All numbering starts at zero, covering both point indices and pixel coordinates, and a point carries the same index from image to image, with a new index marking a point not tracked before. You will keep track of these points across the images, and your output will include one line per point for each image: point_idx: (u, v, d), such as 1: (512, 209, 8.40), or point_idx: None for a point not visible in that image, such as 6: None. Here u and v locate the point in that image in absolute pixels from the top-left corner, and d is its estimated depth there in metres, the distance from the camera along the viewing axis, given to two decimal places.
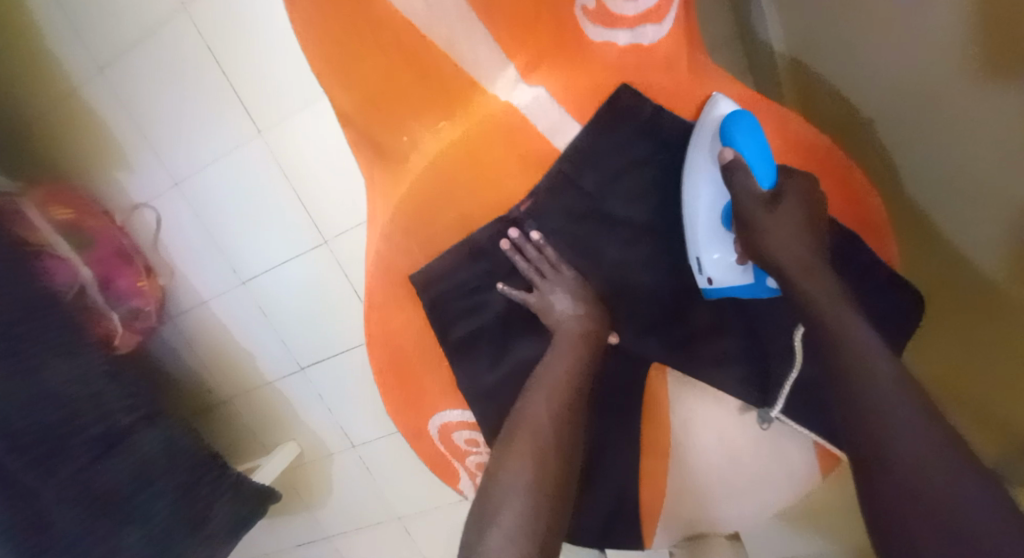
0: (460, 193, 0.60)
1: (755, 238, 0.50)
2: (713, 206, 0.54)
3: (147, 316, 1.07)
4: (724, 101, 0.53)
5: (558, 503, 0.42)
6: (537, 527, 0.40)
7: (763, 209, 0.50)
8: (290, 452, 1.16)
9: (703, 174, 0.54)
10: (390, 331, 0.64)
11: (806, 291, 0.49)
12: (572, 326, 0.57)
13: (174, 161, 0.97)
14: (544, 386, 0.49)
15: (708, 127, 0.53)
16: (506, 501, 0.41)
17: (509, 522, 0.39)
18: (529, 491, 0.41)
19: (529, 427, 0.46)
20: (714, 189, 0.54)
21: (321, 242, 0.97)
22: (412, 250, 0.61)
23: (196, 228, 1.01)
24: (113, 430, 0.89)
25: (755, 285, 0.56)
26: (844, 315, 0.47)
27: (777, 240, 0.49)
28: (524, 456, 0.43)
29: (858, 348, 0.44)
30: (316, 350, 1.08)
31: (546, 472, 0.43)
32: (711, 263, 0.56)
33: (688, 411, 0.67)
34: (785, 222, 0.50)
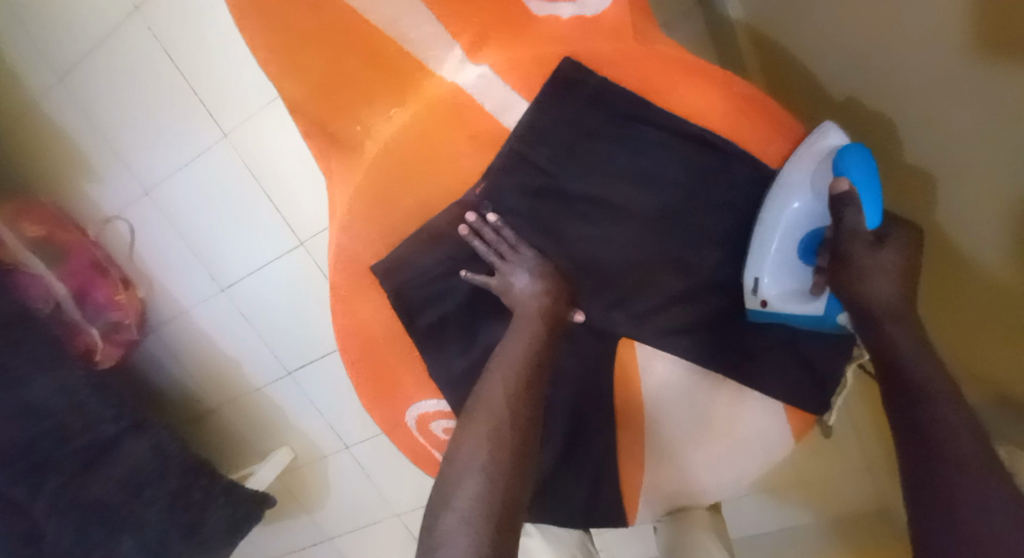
0: (420, 178, 0.60)
1: (848, 274, 0.50)
2: (794, 234, 0.53)
3: (128, 329, 1.05)
4: (834, 134, 0.53)
5: (518, 482, 0.42)
6: (493, 505, 0.40)
7: (863, 247, 0.49)
8: (285, 456, 1.16)
9: (799, 196, 0.53)
10: (360, 323, 0.64)
11: (889, 331, 0.48)
12: (533, 308, 0.57)
13: (144, 171, 0.96)
14: (503, 368, 0.49)
15: (818, 153, 0.53)
16: (462, 480, 0.41)
17: (465, 504, 0.39)
18: (485, 471, 0.41)
19: (487, 407, 0.46)
20: (807, 220, 0.53)
21: (297, 244, 0.97)
22: (373, 241, 0.61)
23: (172, 237, 1.01)
24: (101, 439, 0.88)
25: (823, 315, 0.56)
26: (924, 361, 0.46)
27: (876, 281, 0.49)
28: (479, 438, 0.43)
29: (926, 376, 0.45)
30: (300, 352, 1.08)
31: (503, 447, 0.43)
32: (774, 287, 0.55)
33: (662, 386, 0.67)
34: (882, 265, 0.49)
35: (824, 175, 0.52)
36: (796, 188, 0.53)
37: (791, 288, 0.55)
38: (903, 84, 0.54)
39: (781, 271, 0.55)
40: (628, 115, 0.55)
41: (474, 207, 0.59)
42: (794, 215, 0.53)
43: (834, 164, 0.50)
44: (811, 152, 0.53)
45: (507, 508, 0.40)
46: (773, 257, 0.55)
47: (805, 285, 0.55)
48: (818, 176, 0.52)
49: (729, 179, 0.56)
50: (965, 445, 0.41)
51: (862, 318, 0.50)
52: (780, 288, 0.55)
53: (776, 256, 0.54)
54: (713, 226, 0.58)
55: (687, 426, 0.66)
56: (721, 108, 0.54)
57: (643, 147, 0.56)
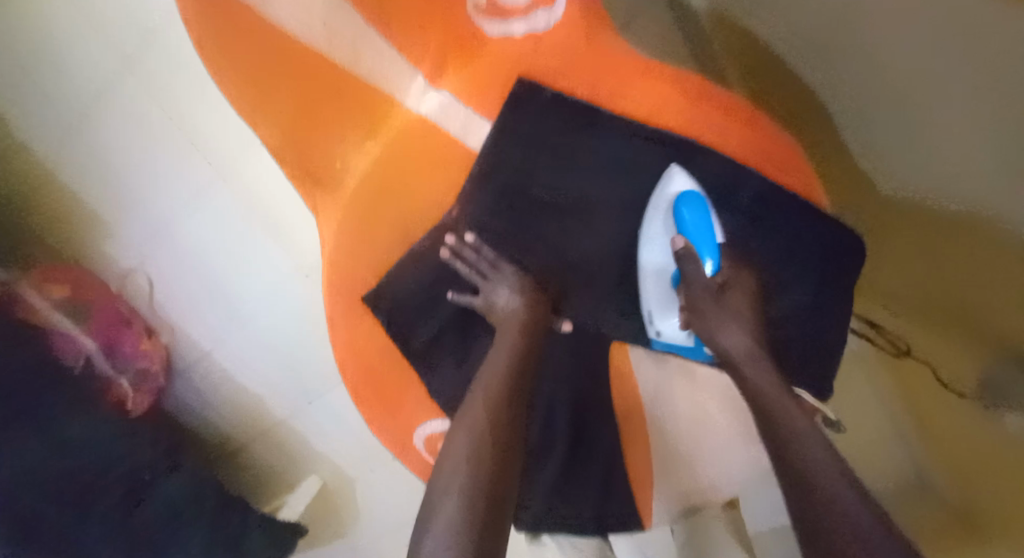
0: (392, 204, 0.61)
1: (707, 319, 0.54)
2: (660, 274, 0.60)
3: (155, 376, 1.09)
4: (677, 175, 0.57)
5: (499, 494, 0.44)
6: (472, 519, 0.41)
7: (711, 305, 0.54)
8: (313, 484, 1.19)
9: (658, 257, 0.59)
10: (359, 351, 0.66)
11: (754, 385, 0.51)
12: (518, 320, 0.57)
13: (156, 223, 1.01)
14: (485, 383, 0.52)
15: (662, 202, 0.58)
16: (443, 500, 0.43)
17: (445, 520, 0.41)
18: (465, 486, 0.43)
19: (467, 422, 0.48)
20: (655, 266, 0.60)
21: (303, 274, 1.01)
22: (360, 268, 0.62)
23: (188, 284, 1.05)
24: None
25: (694, 345, 0.60)
26: (775, 388, 0.51)
27: (723, 325, 0.53)
28: (459, 456, 0.45)
29: (787, 415, 0.48)
30: (317, 380, 1.12)
31: (483, 461, 0.45)
32: (665, 322, 0.60)
33: (650, 381, 0.70)
34: (722, 313, 0.54)
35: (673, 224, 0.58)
36: (657, 241, 0.59)
37: (675, 319, 0.60)
38: (902, 71, 0.64)
39: (660, 310, 0.60)
40: (578, 121, 0.57)
41: (448, 227, 0.61)
42: (652, 267, 0.60)
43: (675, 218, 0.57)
44: (659, 203, 0.58)
45: (489, 520, 0.41)
46: (657, 293, 0.60)
47: (682, 321, 0.60)
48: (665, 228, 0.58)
49: (684, 170, 0.57)
50: (822, 458, 0.45)
51: (723, 358, 0.54)
52: (668, 320, 0.60)
53: (657, 294, 0.60)
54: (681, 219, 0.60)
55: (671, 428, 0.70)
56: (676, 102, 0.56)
57: (597, 148, 0.58)
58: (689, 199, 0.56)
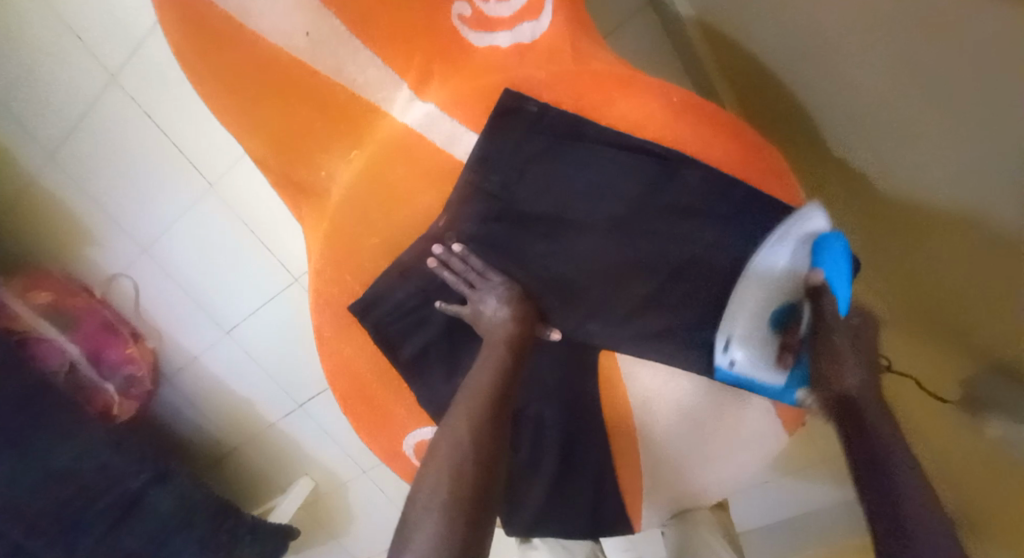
0: (377, 213, 0.61)
1: (823, 353, 0.51)
2: (765, 301, 0.55)
3: (143, 382, 1.09)
4: (817, 216, 0.54)
5: (478, 512, 0.44)
6: (448, 541, 0.41)
7: (835, 350, 0.50)
8: (305, 486, 1.20)
9: (757, 298, 0.55)
10: (347, 361, 0.66)
11: (860, 403, 0.49)
12: (503, 336, 0.58)
13: (139, 228, 1.00)
14: (470, 396, 0.51)
15: (799, 234, 0.53)
16: (421, 520, 0.42)
17: (422, 542, 0.41)
18: (444, 508, 0.43)
19: (450, 437, 0.47)
20: (763, 290, 0.55)
21: (291, 280, 0.99)
22: (346, 280, 0.63)
23: (174, 290, 1.05)
24: (126, 495, 0.92)
25: (780, 388, 0.56)
26: (865, 394, 0.49)
27: (836, 360, 0.50)
28: (440, 472, 0.44)
29: (884, 427, 0.47)
30: (306, 385, 1.11)
31: (464, 479, 0.44)
32: (739, 345, 0.56)
33: (646, 388, 0.72)
34: (844, 350, 0.50)
35: (801, 253, 0.53)
36: (777, 266, 0.54)
37: (751, 351, 0.55)
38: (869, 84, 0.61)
39: (745, 340, 0.55)
40: (568, 136, 0.55)
41: (438, 238, 0.61)
42: (769, 286, 0.54)
43: (815, 251, 0.53)
44: (791, 235, 0.53)
45: (466, 540, 0.42)
46: (743, 327, 0.56)
47: (770, 353, 0.55)
48: (796, 255, 0.54)
49: (679, 184, 0.55)
50: (903, 455, 0.45)
51: (829, 390, 0.51)
52: (747, 353, 0.55)
53: (745, 322, 0.55)
54: (670, 236, 0.58)
55: (676, 430, 0.69)
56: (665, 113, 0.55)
57: (586, 163, 0.56)
58: (827, 238, 0.53)
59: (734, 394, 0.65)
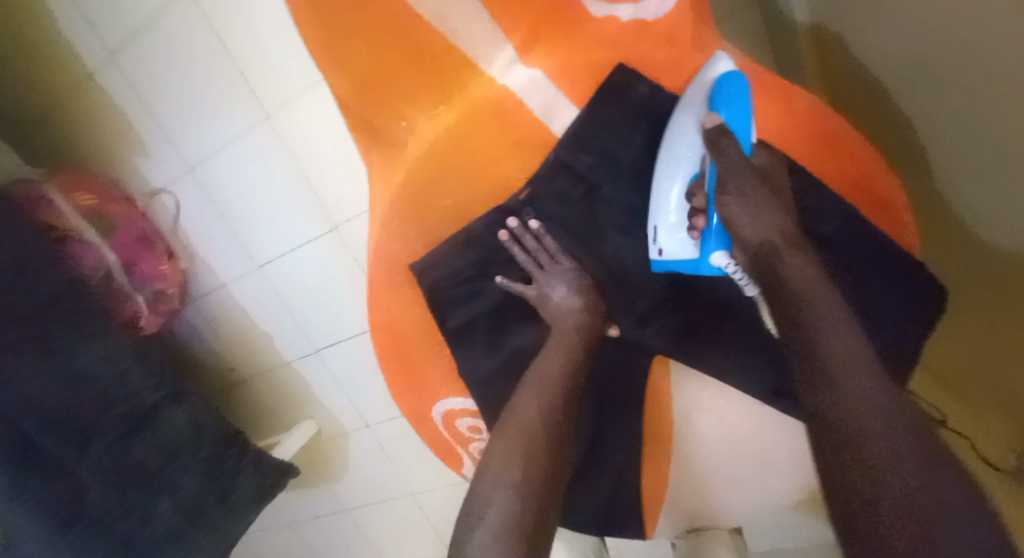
0: (454, 178, 0.59)
1: (730, 213, 0.51)
2: (684, 171, 0.54)
3: (170, 298, 1.09)
4: (722, 60, 0.51)
5: (544, 500, 0.48)
6: (521, 523, 0.45)
7: (744, 217, 0.51)
8: (308, 428, 1.20)
9: (672, 177, 0.54)
10: (393, 318, 0.64)
11: (793, 278, 0.49)
12: (573, 331, 0.58)
13: (190, 146, 0.97)
14: (532, 390, 0.54)
15: (702, 87, 0.52)
16: (492, 499, 0.47)
17: (496, 516, 0.45)
18: (515, 487, 0.47)
19: (520, 422, 0.52)
20: (687, 160, 0.54)
21: (331, 228, 0.97)
22: (410, 237, 0.61)
23: (214, 213, 1.03)
24: (142, 407, 0.92)
25: (698, 262, 0.57)
26: (823, 299, 0.48)
27: (755, 213, 0.51)
28: (511, 453, 0.49)
29: (828, 330, 0.46)
30: (328, 332, 1.10)
31: (532, 471, 0.49)
32: (664, 233, 0.57)
33: (689, 402, 0.68)
34: (753, 209, 0.51)
35: (703, 110, 0.52)
36: (687, 140, 0.53)
37: (677, 231, 0.56)
38: (917, 55, 0.57)
39: (669, 214, 0.56)
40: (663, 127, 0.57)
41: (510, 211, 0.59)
42: (684, 159, 0.53)
43: (712, 99, 0.51)
44: (696, 93, 0.52)
45: (535, 522, 0.46)
46: (667, 202, 0.55)
47: (682, 223, 0.56)
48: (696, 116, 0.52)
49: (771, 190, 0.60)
50: (860, 378, 0.43)
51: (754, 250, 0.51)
52: (673, 238, 0.56)
53: (666, 207, 0.56)
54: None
55: (715, 432, 0.67)
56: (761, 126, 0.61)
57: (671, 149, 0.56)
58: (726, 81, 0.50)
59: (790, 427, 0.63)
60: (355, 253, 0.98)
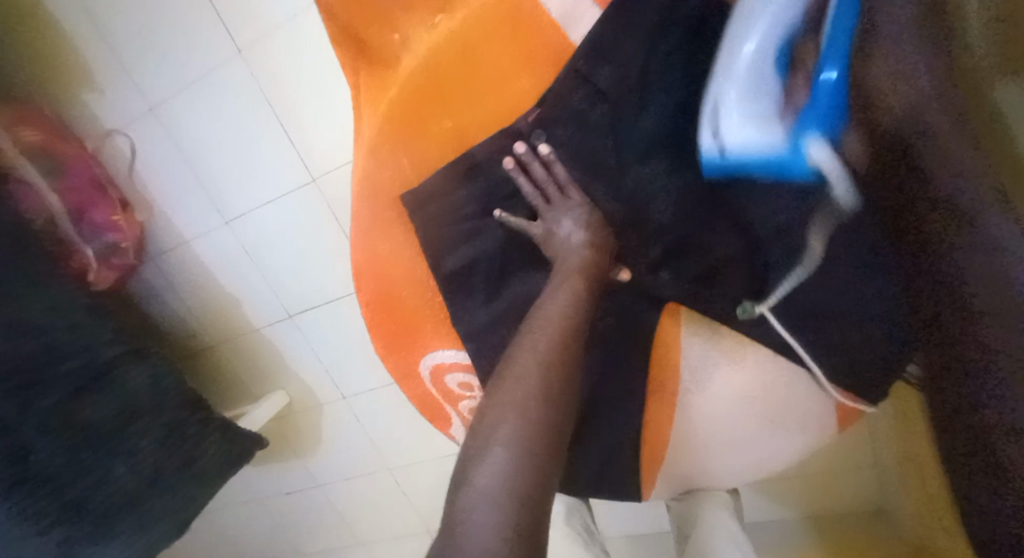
0: (457, 98, 0.53)
1: (879, 19, 0.32)
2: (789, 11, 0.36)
3: (125, 253, 0.98)
4: None
5: (543, 463, 0.43)
6: (518, 485, 0.42)
7: (813, 107, 0.37)
8: (279, 400, 1.13)
9: (762, 36, 0.37)
10: (380, 257, 0.60)
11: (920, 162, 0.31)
12: (585, 264, 0.52)
13: (150, 82, 0.88)
14: (539, 335, 0.49)
15: None
16: (485, 454, 0.43)
17: (488, 478, 0.42)
18: (510, 444, 0.43)
19: (516, 374, 0.47)
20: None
21: (308, 180, 0.89)
22: (402, 165, 0.56)
23: (175, 159, 0.94)
24: (97, 363, 0.83)
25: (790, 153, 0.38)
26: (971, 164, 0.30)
27: (896, 96, 0.31)
28: (506, 406, 0.45)
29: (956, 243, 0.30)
30: (302, 296, 1.02)
31: (531, 424, 0.44)
32: (732, 114, 0.39)
33: (702, 361, 0.62)
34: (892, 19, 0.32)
35: None
36: None
37: (755, 117, 0.38)
38: None
39: (752, 92, 0.38)
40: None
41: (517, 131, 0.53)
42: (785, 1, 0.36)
43: None
44: None
45: (530, 487, 0.42)
46: (752, 73, 0.38)
47: (772, 104, 0.38)
48: None
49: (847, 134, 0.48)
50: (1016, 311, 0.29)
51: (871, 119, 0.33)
52: (744, 115, 0.39)
53: (749, 81, 0.38)
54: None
55: (729, 403, 0.60)
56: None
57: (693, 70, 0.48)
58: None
59: (810, 408, 0.57)
60: (335, 209, 0.91)
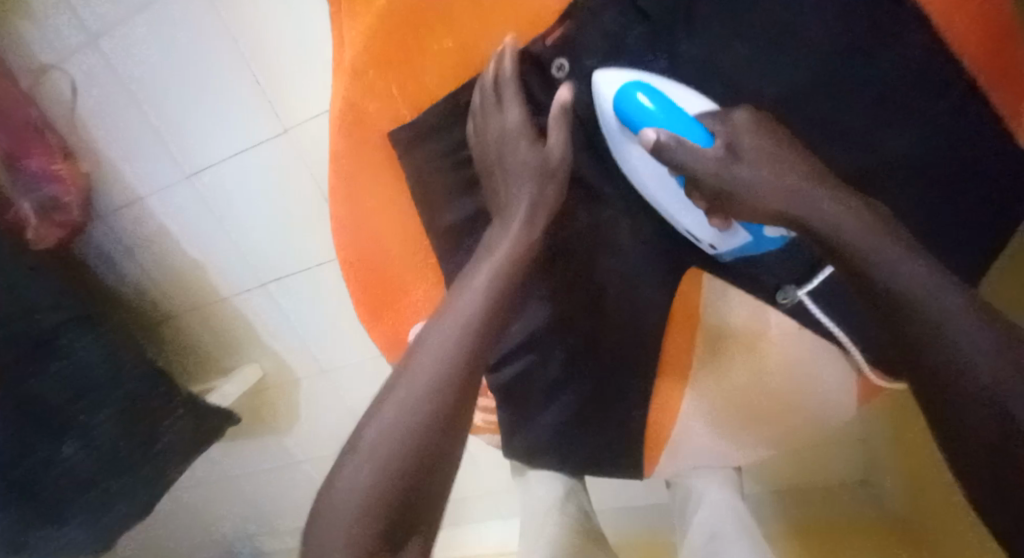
0: (458, 17, 0.48)
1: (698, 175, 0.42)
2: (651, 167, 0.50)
3: (69, 209, 0.88)
4: (603, 83, 0.48)
5: (431, 454, 0.38)
6: (392, 475, 0.36)
7: (712, 178, 0.41)
8: (251, 374, 1.04)
9: (647, 177, 0.51)
10: (365, 209, 0.52)
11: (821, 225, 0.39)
12: (518, 224, 0.45)
13: (91, 9, 0.77)
14: (461, 296, 0.43)
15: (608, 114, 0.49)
16: (373, 428, 0.38)
17: (366, 466, 0.37)
18: (404, 419, 0.38)
19: (435, 336, 0.41)
20: (647, 162, 0.50)
21: (280, 131, 0.79)
22: (394, 96, 0.49)
23: (127, 103, 0.83)
24: (34, 334, 0.73)
25: (756, 239, 0.50)
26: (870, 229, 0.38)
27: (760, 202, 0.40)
28: (413, 378, 0.39)
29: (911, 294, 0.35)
30: (274, 262, 0.93)
31: (437, 400, 0.39)
32: (697, 227, 0.51)
33: (722, 330, 0.57)
34: (755, 162, 0.41)
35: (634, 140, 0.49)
36: (641, 156, 0.50)
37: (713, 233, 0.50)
38: None
39: (691, 216, 0.50)
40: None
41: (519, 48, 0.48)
42: (647, 166, 0.50)
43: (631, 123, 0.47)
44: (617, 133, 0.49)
45: (410, 478, 0.37)
46: (668, 197, 0.51)
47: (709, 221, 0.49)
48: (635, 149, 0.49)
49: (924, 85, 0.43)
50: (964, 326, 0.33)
51: (719, 203, 0.43)
52: (709, 231, 0.50)
53: (683, 212, 0.51)
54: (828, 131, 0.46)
55: (735, 377, 0.56)
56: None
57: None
58: (623, 96, 0.46)
59: (798, 402, 0.54)
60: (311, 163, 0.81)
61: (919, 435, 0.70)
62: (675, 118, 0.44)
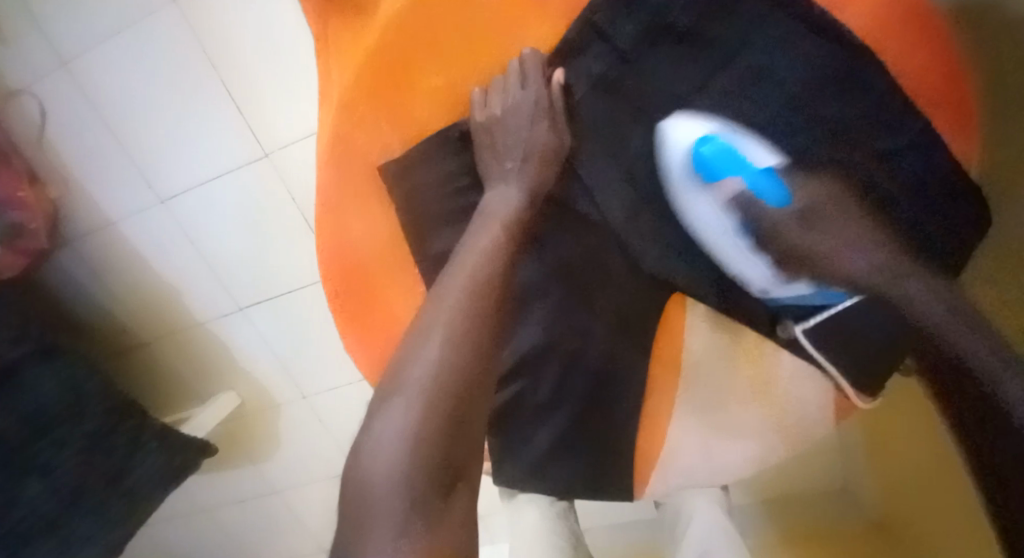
0: (446, 49, 0.49)
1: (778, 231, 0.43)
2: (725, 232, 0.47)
3: (35, 236, 0.84)
4: (676, 128, 0.47)
5: (476, 382, 0.36)
6: (442, 409, 0.34)
7: (794, 238, 0.43)
8: (229, 402, 1.02)
9: (717, 237, 0.48)
10: (349, 242, 0.51)
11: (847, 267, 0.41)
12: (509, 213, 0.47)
13: (63, 32, 0.75)
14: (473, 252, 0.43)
15: (677, 175, 0.48)
16: (411, 367, 0.36)
17: (411, 401, 0.34)
18: (442, 354, 0.36)
19: (458, 283, 0.40)
20: (716, 220, 0.47)
21: (261, 154, 0.78)
22: (383, 127, 0.49)
23: (98, 127, 0.81)
24: None
25: (817, 295, 0.47)
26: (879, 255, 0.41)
27: (836, 264, 0.41)
28: (440, 316, 0.38)
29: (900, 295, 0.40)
30: (253, 287, 0.91)
31: (468, 341, 0.37)
32: (756, 280, 0.49)
33: (705, 351, 0.58)
34: (831, 233, 0.42)
35: (705, 191, 0.46)
36: (710, 216, 0.47)
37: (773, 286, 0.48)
38: None
39: (752, 272, 0.48)
40: (714, 8, 0.47)
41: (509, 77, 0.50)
42: (721, 230, 0.47)
43: (705, 176, 0.46)
44: (683, 181, 0.47)
45: (462, 413, 0.35)
46: (732, 256, 0.48)
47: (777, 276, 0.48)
48: (706, 202, 0.47)
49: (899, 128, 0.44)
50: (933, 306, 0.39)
51: (794, 260, 0.44)
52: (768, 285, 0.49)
53: (743, 268, 0.49)
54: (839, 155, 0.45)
55: (718, 394, 0.58)
56: (841, 9, 0.46)
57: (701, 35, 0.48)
58: (698, 148, 0.45)
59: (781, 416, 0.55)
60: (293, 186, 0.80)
61: (895, 446, 0.73)
62: (760, 180, 0.44)
